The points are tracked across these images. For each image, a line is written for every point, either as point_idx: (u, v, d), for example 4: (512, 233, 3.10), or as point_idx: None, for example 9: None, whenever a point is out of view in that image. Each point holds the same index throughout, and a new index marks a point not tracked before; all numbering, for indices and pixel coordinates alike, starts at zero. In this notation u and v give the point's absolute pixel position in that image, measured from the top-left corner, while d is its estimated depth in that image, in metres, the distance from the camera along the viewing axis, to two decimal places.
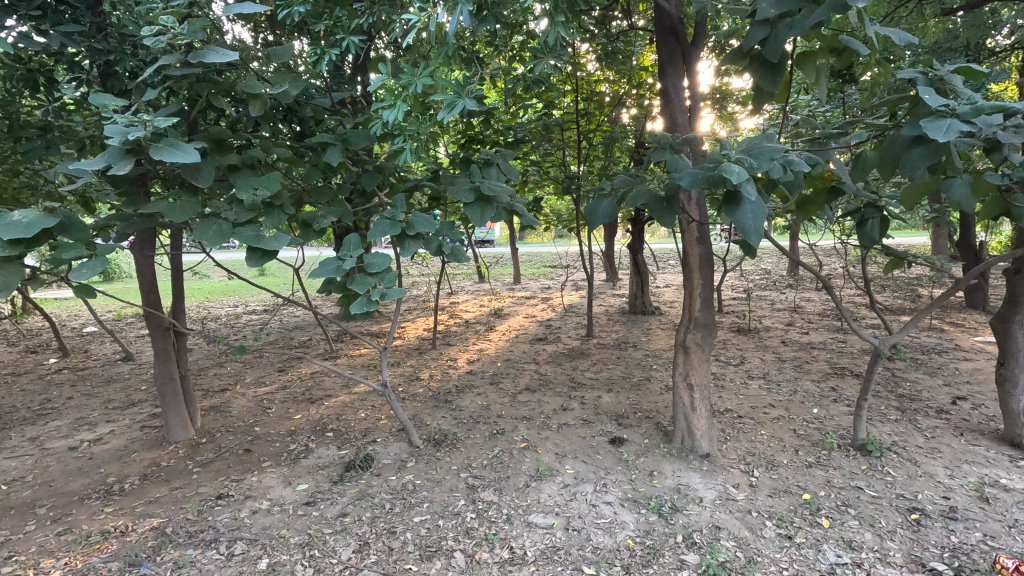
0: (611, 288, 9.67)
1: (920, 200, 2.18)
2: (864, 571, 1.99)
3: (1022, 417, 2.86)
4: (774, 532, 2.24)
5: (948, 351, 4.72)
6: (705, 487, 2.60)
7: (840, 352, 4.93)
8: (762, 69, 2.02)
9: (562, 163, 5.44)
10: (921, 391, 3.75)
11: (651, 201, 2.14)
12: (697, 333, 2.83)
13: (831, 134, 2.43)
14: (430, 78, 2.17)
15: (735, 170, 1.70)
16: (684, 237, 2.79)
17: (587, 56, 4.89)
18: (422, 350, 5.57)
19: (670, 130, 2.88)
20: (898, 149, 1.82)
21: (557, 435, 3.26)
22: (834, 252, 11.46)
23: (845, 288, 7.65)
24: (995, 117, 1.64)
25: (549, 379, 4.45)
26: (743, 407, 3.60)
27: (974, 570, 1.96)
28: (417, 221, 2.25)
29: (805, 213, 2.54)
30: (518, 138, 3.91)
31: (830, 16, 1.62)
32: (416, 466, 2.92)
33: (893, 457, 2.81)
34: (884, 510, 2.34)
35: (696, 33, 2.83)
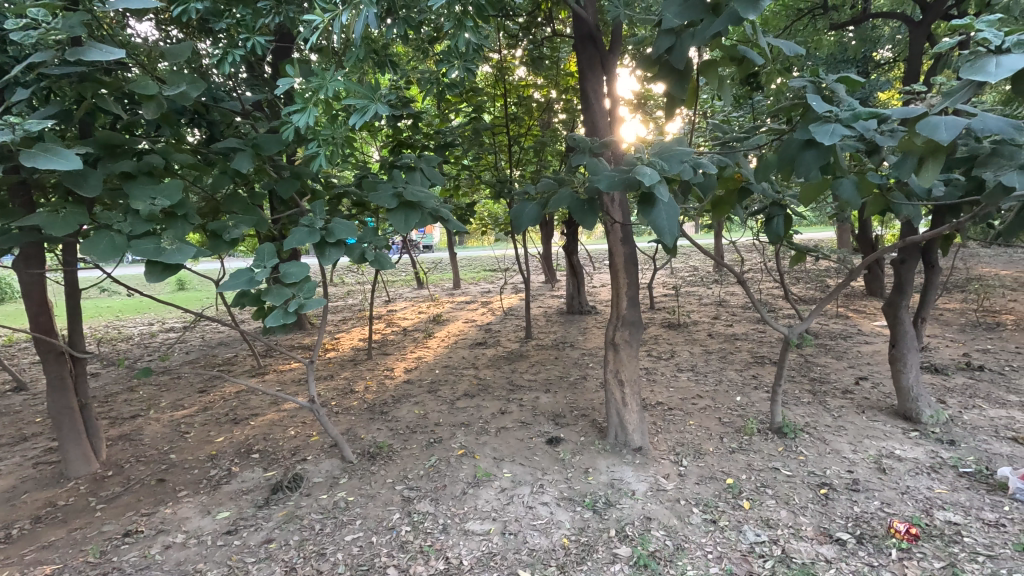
0: (550, 289, 9.82)
1: (816, 198, 2.36)
2: (780, 547, 2.12)
3: (912, 392, 3.16)
4: (700, 517, 2.34)
5: (853, 335, 5.15)
6: (637, 480, 2.67)
7: (760, 342, 5.26)
8: (671, 75, 2.11)
9: (494, 167, 5.46)
10: (829, 374, 4.09)
11: (574, 204, 2.17)
12: (625, 330, 2.92)
13: (738, 139, 2.59)
14: (342, 81, 2.11)
15: (648, 173, 1.76)
16: (609, 238, 2.87)
17: (514, 61, 4.94)
18: (358, 362, 5.39)
19: (592, 133, 2.97)
20: (793, 151, 1.96)
21: (496, 439, 3.25)
22: (754, 248, 12.23)
23: (764, 281, 8.18)
24: (871, 123, 1.80)
25: (488, 384, 4.43)
26: (673, 399, 3.75)
27: (873, 536, 2.14)
28: (337, 228, 2.16)
29: (719, 212, 2.68)
30: (446, 142, 3.87)
31: (726, 28, 1.74)
32: (349, 482, 2.81)
33: (805, 437, 3.02)
34: (797, 488, 2.51)
35: (613, 40, 2.94)
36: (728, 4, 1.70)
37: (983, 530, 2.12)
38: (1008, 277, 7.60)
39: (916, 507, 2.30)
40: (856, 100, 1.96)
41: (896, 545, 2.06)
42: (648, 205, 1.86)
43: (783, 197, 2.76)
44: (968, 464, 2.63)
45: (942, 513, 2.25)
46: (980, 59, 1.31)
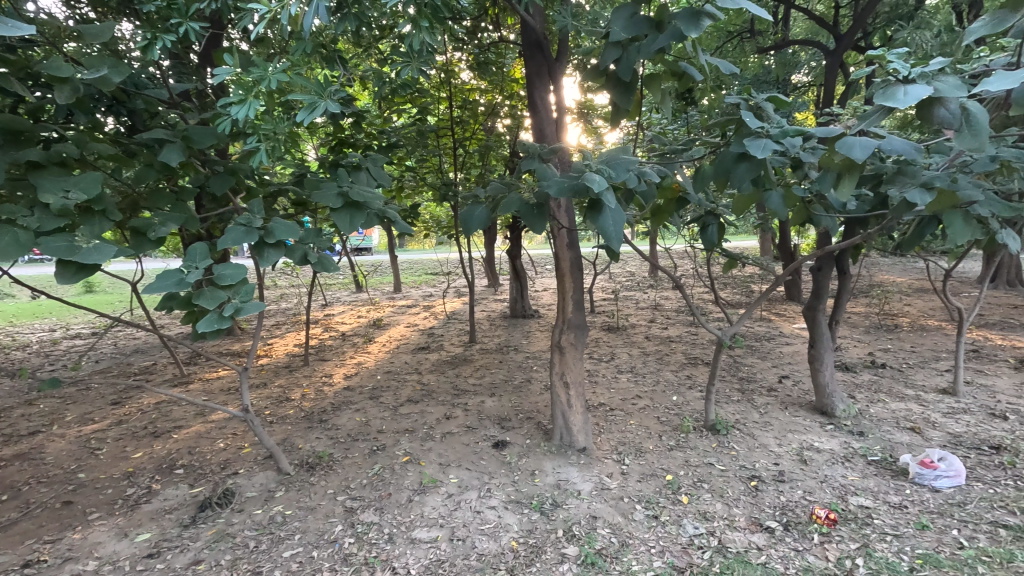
0: (493, 293, 9.84)
1: (747, 209, 2.52)
2: (716, 538, 2.24)
3: (828, 389, 3.44)
4: (642, 514, 2.42)
5: (775, 337, 5.54)
6: (582, 480, 2.73)
7: (693, 344, 5.55)
8: (617, 86, 2.18)
9: (438, 170, 5.41)
10: (755, 373, 4.38)
11: (523, 208, 2.18)
12: (570, 333, 2.97)
13: (676, 151, 2.73)
14: (287, 74, 2.02)
15: (596, 180, 1.81)
16: (555, 242, 2.92)
17: (459, 65, 4.93)
18: (293, 369, 5.13)
19: (540, 140, 3.02)
20: (728, 164, 2.09)
21: (441, 444, 3.20)
22: (686, 254, 12.86)
23: (696, 286, 8.62)
24: (797, 140, 1.96)
25: (432, 389, 4.36)
26: (615, 400, 3.87)
27: (798, 523, 2.30)
28: (277, 228, 2.05)
29: (659, 220, 2.80)
30: (390, 142, 3.79)
31: (670, 44, 1.83)
32: (286, 495, 2.67)
33: (736, 433, 3.20)
34: (730, 481, 2.67)
35: (560, 50, 3.01)
36: (673, 21, 1.79)
37: (890, 512, 2.34)
38: (903, 284, 8.47)
39: (833, 494, 2.51)
40: (783, 119, 2.12)
41: (817, 530, 2.23)
42: (596, 211, 1.91)
43: (717, 207, 2.93)
44: (876, 452, 2.90)
45: (856, 499, 2.46)
46: (891, 86, 1.45)
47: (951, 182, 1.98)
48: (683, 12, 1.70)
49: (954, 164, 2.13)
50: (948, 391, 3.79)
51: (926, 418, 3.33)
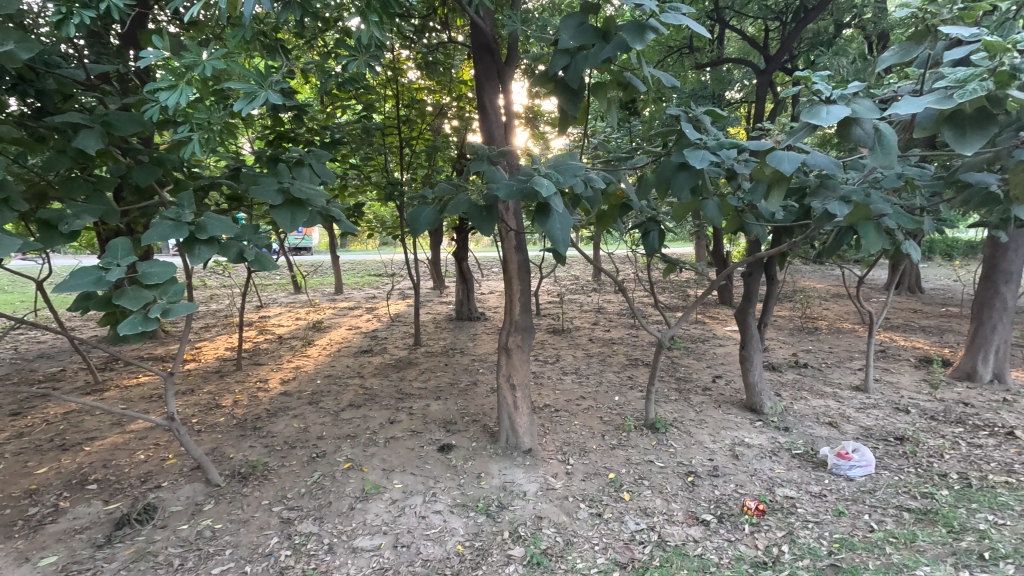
0: (438, 295, 9.73)
1: (686, 216, 2.63)
2: (656, 533, 2.32)
3: (757, 387, 3.65)
4: (586, 512, 2.48)
5: (709, 339, 5.83)
6: (528, 481, 2.75)
7: (634, 345, 5.73)
8: (565, 93, 2.22)
9: (384, 169, 5.30)
10: (691, 373, 4.59)
11: (471, 209, 2.17)
12: (517, 335, 2.99)
13: (620, 159, 2.82)
14: (224, 61, 1.91)
15: (545, 184, 1.83)
16: (503, 244, 2.93)
17: (407, 63, 4.85)
18: (224, 374, 4.84)
19: (489, 143, 3.03)
20: (669, 173, 2.18)
21: (385, 450, 3.12)
22: (627, 259, 13.28)
23: (636, 290, 8.93)
24: (732, 152, 2.08)
25: (375, 393, 4.25)
26: (559, 401, 3.93)
27: (731, 515, 2.43)
28: (210, 223, 1.93)
29: (604, 225, 2.87)
30: (334, 138, 3.67)
31: (616, 55, 1.88)
32: (215, 508, 2.51)
33: (673, 431, 3.34)
34: (669, 477, 2.77)
35: (509, 54, 3.03)
36: (619, 33, 1.85)
37: (811, 501, 2.52)
38: (823, 290, 9.16)
39: (762, 486, 2.67)
40: (720, 132, 2.24)
41: (748, 520, 2.37)
42: (544, 215, 1.93)
43: (658, 214, 3.04)
44: (799, 446, 3.12)
45: (782, 490, 2.63)
46: (815, 105, 1.56)
47: (865, 197, 2.16)
48: (628, 24, 1.76)
49: (867, 180, 2.34)
50: (860, 388, 4.13)
51: (842, 413, 3.62)
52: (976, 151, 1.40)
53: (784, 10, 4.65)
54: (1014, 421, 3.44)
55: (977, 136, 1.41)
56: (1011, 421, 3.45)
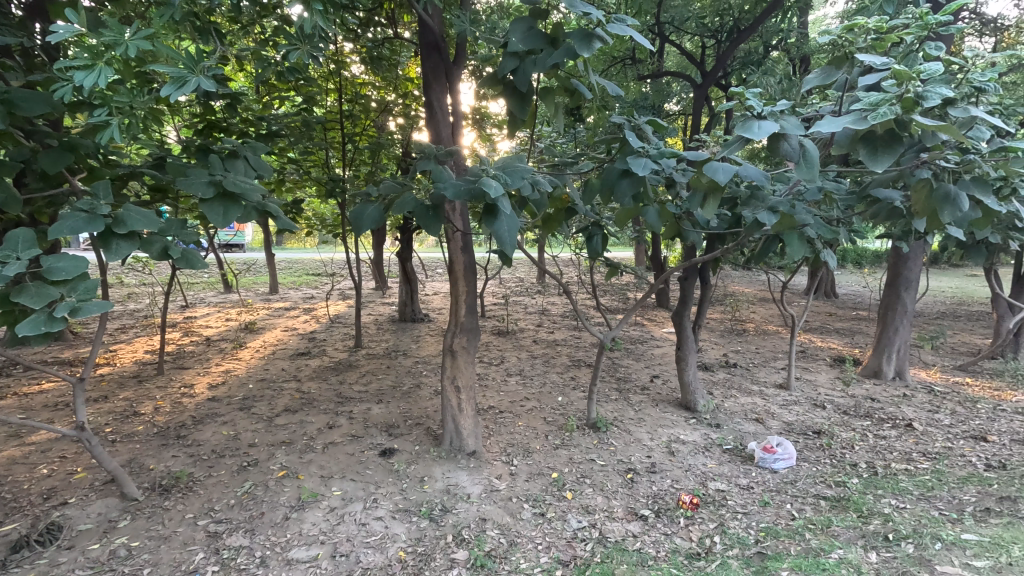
0: (381, 296, 9.51)
1: (628, 222, 2.71)
2: (597, 529, 2.38)
3: (692, 386, 3.82)
4: (530, 512, 2.49)
5: (647, 340, 6.06)
6: (471, 483, 2.73)
7: (576, 347, 5.85)
8: (513, 96, 2.23)
9: (324, 164, 5.12)
10: (630, 373, 4.74)
11: (418, 209, 2.13)
12: (463, 337, 2.97)
13: (566, 164, 2.86)
14: (150, 42, 1.77)
15: (492, 185, 1.83)
16: (449, 245, 2.91)
17: (351, 57, 4.71)
18: (144, 379, 4.48)
19: (436, 142, 2.99)
20: (613, 179, 2.24)
21: (323, 456, 3.00)
22: (570, 262, 13.55)
23: (579, 293, 9.12)
24: (672, 161, 2.17)
25: (313, 397, 4.08)
26: (504, 402, 3.94)
27: (667, 509, 2.53)
28: (130, 216, 1.78)
29: (549, 228, 2.90)
30: (271, 130, 3.51)
31: (564, 61, 1.92)
32: (132, 525, 2.32)
33: (614, 430, 3.43)
34: (609, 475, 2.85)
35: (457, 54, 3.01)
36: (566, 40, 1.88)
37: (740, 493, 2.67)
38: (750, 294, 9.76)
39: (696, 480, 2.80)
40: (660, 141, 2.32)
41: (683, 514, 2.47)
42: (491, 216, 1.93)
43: (601, 218, 3.12)
44: (729, 442, 3.29)
45: (714, 483, 2.77)
46: (748, 120, 1.66)
47: (790, 208, 2.32)
48: (576, 32, 1.80)
49: (792, 192, 2.51)
50: (783, 385, 4.43)
51: (767, 409, 3.86)
52: (885, 170, 1.54)
53: (719, 29, 4.95)
54: (913, 414, 3.81)
55: (885, 156, 1.55)
56: (910, 414, 3.82)
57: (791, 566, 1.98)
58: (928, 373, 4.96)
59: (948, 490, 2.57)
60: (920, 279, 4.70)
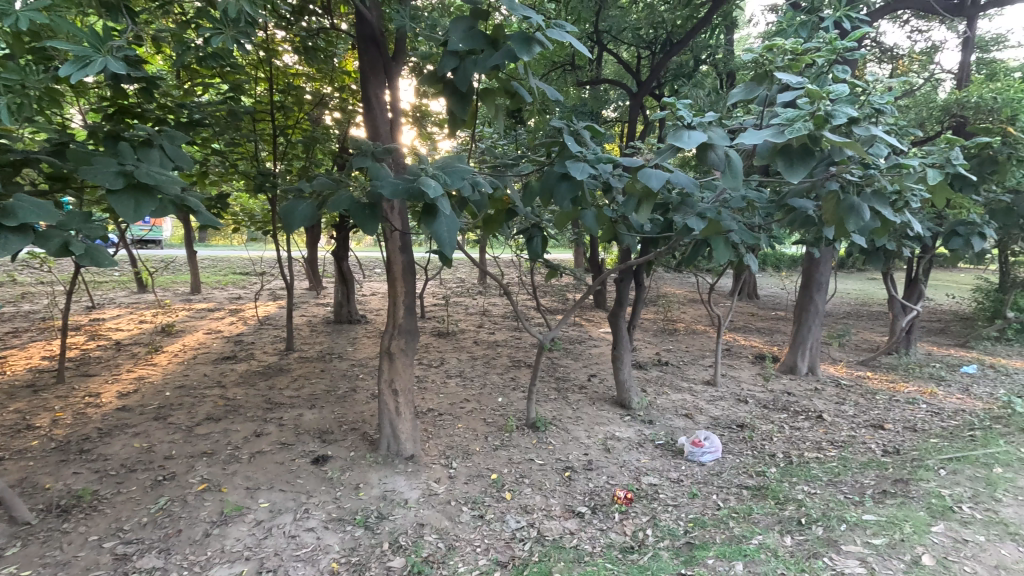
0: (315, 296, 9.13)
1: (567, 224, 2.76)
2: (535, 528, 2.40)
3: (627, 384, 3.95)
4: (469, 515, 2.48)
5: (585, 340, 6.20)
6: (409, 488, 2.68)
7: (517, 347, 5.89)
8: (453, 96, 2.20)
9: (253, 157, 4.84)
10: (569, 373, 4.84)
11: (354, 207, 2.06)
12: (401, 339, 2.90)
13: (506, 166, 2.87)
14: (46, 15, 1.60)
15: (432, 185, 1.80)
16: (387, 245, 2.83)
17: (282, 45, 4.48)
18: (39, 388, 4.03)
19: (373, 138, 2.91)
20: (552, 182, 2.27)
21: (249, 466, 2.83)
22: (511, 263, 13.64)
23: (520, 294, 9.20)
24: (608, 167, 2.23)
25: (238, 404, 3.84)
26: (443, 404, 3.89)
27: (603, 505, 2.60)
28: (21, 208, 1.59)
29: (490, 229, 2.90)
30: (193, 118, 3.27)
31: (504, 63, 1.92)
32: (22, 552, 2.08)
33: (552, 429, 3.48)
34: (547, 474, 2.89)
35: (396, 49, 2.95)
36: (506, 42, 1.89)
37: (671, 487, 2.79)
38: (681, 296, 10.25)
39: (630, 476, 2.90)
40: (598, 147, 2.39)
41: (618, 509, 2.55)
42: (430, 216, 1.90)
43: (541, 220, 3.16)
44: (661, 437, 3.43)
45: (647, 478, 2.88)
46: (678, 129, 1.74)
47: (717, 214, 2.45)
48: (516, 35, 1.81)
49: (719, 199, 2.65)
50: (710, 382, 4.68)
51: (696, 405, 4.07)
52: (800, 180, 1.66)
53: (653, 41, 5.17)
54: (823, 406, 4.15)
55: (800, 168, 1.67)
56: (821, 406, 4.15)
57: (716, 554, 2.08)
58: (835, 368, 5.41)
59: (851, 475, 2.82)
60: (830, 282, 5.11)
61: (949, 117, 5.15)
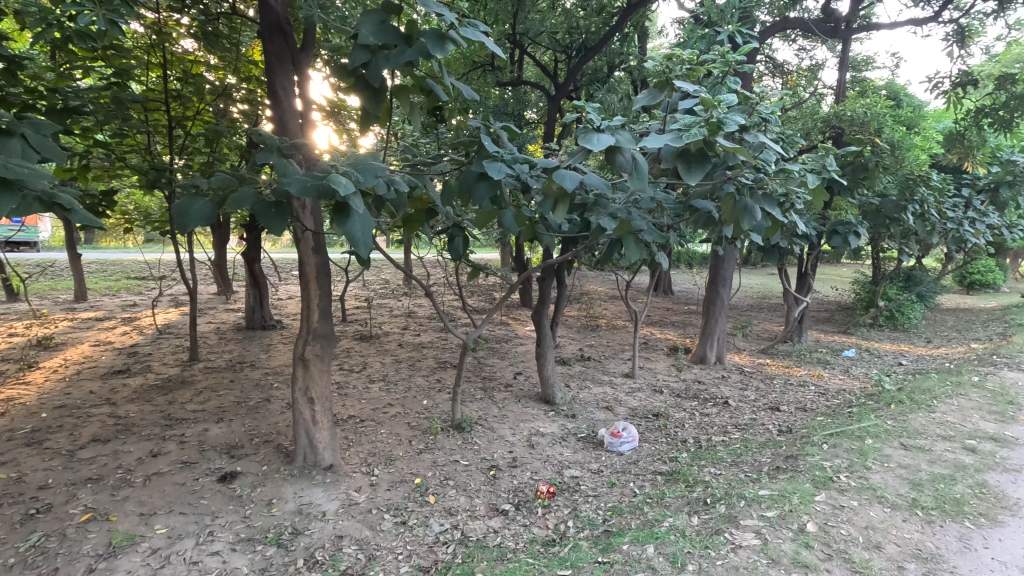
0: (224, 302, 8.49)
1: (487, 224, 2.77)
2: (459, 530, 2.39)
3: (550, 381, 4.03)
4: (391, 522, 2.41)
5: (512, 339, 6.26)
6: (327, 500, 2.56)
7: (442, 348, 5.83)
8: (366, 91, 2.12)
9: (146, 150, 4.41)
10: (494, 372, 4.86)
11: (259, 206, 1.92)
12: (316, 344, 2.76)
13: (425, 165, 2.82)
14: None
15: (342, 183, 1.72)
16: (299, 246, 2.69)
17: (179, 29, 4.11)
18: None
19: (281, 132, 2.75)
20: (470, 181, 2.26)
21: (143, 490, 2.57)
22: (438, 263, 13.49)
23: (446, 294, 9.11)
24: (525, 167, 2.27)
25: (131, 422, 3.48)
26: (365, 410, 3.77)
27: (527, 501, 2.63)
28: None
29: (410, 229, 2.84)
30: (68, 105, 2.92)
31: (418, 60, 1.88)
32: None
33: (478, 429, 3.48)
34: (472, 474, 2.88)
35: (305, 40, 2.81)
36: (420, 39, 1.85)
37: (592, 478, 2.89)
38: (603, 293, 10.65)
39: (553, 470, 2.96)
40: (515, 147, 2.41)
41: (541, 503, 2.60)
42: (342, 215, 1.82)
43: (463, 220, 3.14)
44: (583, 430, 3.54)
45: (569, 471, 2.96)
46: (588, 132, 1.80)
47: (628, 214, 2.56)
48: (429, 32, 1.78)
49: (630, 200, 2.77)
50: (629, 375, 4.90)
51: (616, 397, 4.24)
52: (698, 183, 1.78)
53: (570, 46, 5.16)
54: (729, 392, 4.48)
55: (697, 170, 1.79)
56: (727, 392, 4.48)
57: (631, 539, 2.18)
58: (739, 357, 5.87)
59: (752, 454, 3.07)
60: (733, 277, 5.53)
61: (828, 128, 5.72)
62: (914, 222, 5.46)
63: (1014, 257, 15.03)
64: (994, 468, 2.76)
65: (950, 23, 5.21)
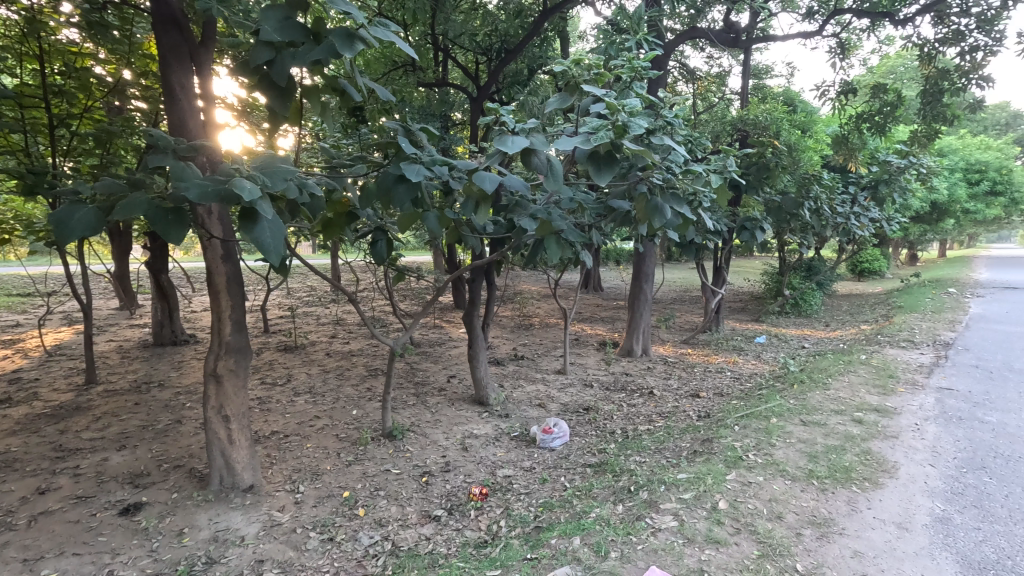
0: (128, 317, 7.77)
1: (410, 226, 2.72)
2: (389, 541, 2.33)
3: (483, 382, 4.03)
4: (317, 540, 2.31)
5: (445, 342, 6.21)
6: (246, 523, 2.41)
7: (373, 355, 5.67)
8: (271, 90, 2.01)
9: (23, 151, 3.93)
10: (427, 376, 4.79)
11: (153, 212, 1.76)
12: (230, 358, 2.58)
13: (341, 167, 2.71)
14: None
15: (247, 187, 1.60)
16: (206, 255, 2.51)
17: (58, 19, 3.71)
18: None
19: (180, 133, 2.55)
20: (389, 184, 2.21)
21: (27, 533, 2.29)
22: (368, 268, 13.10)
23: (376, 300, 8.87)
24: (444, 169, 2.25)
25: (13, 457, 3.10)
26: (290, 425, 3.59)
27: (459, 505, 2.62)
28: None
29: (329, 233, 2.73)
30: None
31: (326, 59, 1.81)
32: None
33: (410, 436, 3.41)
34: (403, 482, 2.82)
35: (204, 35, 2.63)
36: (328, 37, 1.78)
37: (524, 475, 2.92)
38: (536, 292, 10.80)
39: (486, 471, 2.97)
40: (434, 149, 2.39)
41: (473, 506, 2.60)
42: (249, 221, 1.70)
43: (385, 222, 3.07)
44: (516, 429, 3.57)
45: (503, 471, 2.98)
46: (503, 134, 1.82)
47: (549, 214, 2.62)
48: (337, 30, 1.72)
49: (552, 201, 2.82)
50: (561, 371, 5.00)
51: (548, 395, 4.31)
52: (608, 182, 1.85)
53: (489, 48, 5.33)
54: (654, 383, 4.70)
55: (607, 171, 1.86)
56: (652, 383, 4.69)
57: (559, 533, 2.22)
58: (664, 348, 6.16)
59: (673, 440, 3.23)
60: (655, 272, 5.79)
61: (734, 131, 6.15)
62: (811, 217, 5.98)
63: (895, 246, 16.94)
64: (877, 436, 3.09)
65: (833, 38, 5.70)
